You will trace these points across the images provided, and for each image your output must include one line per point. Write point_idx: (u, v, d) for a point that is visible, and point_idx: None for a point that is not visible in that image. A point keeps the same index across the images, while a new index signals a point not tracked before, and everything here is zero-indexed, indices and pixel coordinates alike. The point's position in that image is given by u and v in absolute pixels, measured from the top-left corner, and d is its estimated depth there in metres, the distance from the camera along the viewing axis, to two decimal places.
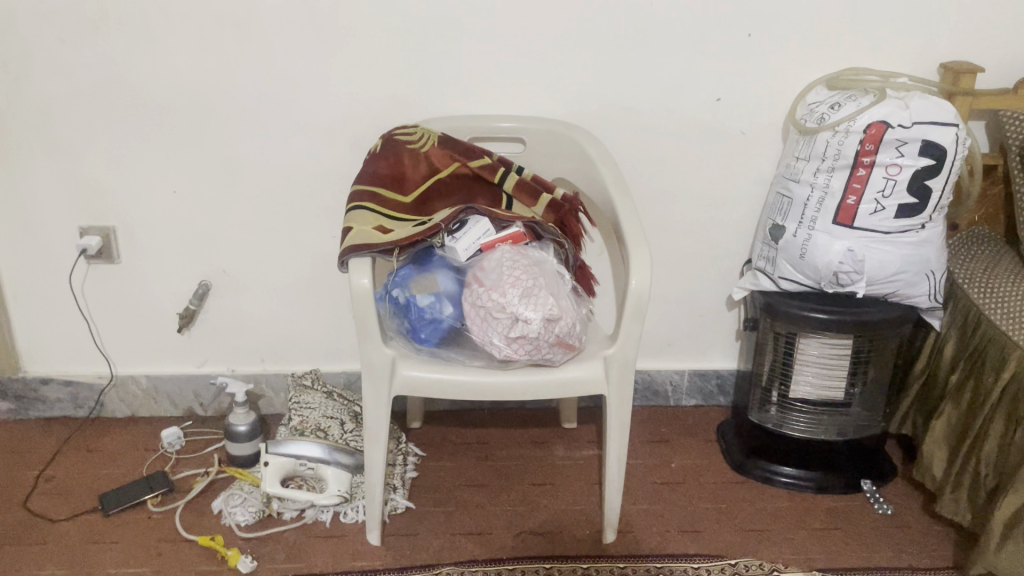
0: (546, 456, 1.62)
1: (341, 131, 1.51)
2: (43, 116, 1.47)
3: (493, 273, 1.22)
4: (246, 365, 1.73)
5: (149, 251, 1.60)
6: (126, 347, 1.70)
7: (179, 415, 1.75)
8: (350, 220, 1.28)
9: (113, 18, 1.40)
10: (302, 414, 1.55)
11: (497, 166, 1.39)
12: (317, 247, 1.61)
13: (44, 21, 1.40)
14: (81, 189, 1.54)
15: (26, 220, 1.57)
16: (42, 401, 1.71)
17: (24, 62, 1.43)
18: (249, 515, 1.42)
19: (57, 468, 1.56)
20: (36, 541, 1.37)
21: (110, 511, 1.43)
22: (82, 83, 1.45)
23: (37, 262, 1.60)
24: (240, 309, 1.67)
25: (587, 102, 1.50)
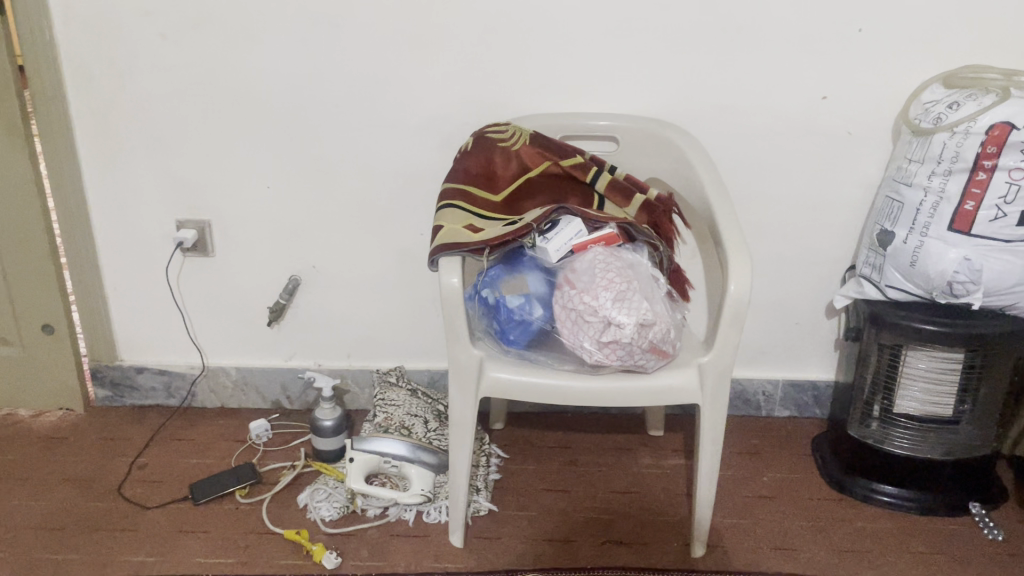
0: (632, 464, 1.58)
1: (433, 129, 1.50)
2: (143, 112, 1.51)
3: (585, 274, 1.19)
4: (333, 360, 1.74)
5: (241, 246, 1.63)
6: (218, 338, 1.73)
7: (266, 407, 1.77)
8: (441, 219, 1.27)
9: (212, 15, 1.42)
10: (386, 411, 1.55)
11: (590, 164, 1.35)
12: (405, 244, 1.61)
13: (148, 19, 1.43)
14: (178, 183, 1.58)
15: (126, 213, 1.61)
16: (137, 390, 1.76)
17: (128, 59, 1.46)
18: (334, 511, 1.43)
19: (150, 456, 1.60)
20: (129, 528, 1.41)
21: (200, 501, 1.46)
22: (182, 79, 1.48)
23: (135, 255, 1.65)
24: (328, 305, 1.68)
25: (684, 100, 1.45)
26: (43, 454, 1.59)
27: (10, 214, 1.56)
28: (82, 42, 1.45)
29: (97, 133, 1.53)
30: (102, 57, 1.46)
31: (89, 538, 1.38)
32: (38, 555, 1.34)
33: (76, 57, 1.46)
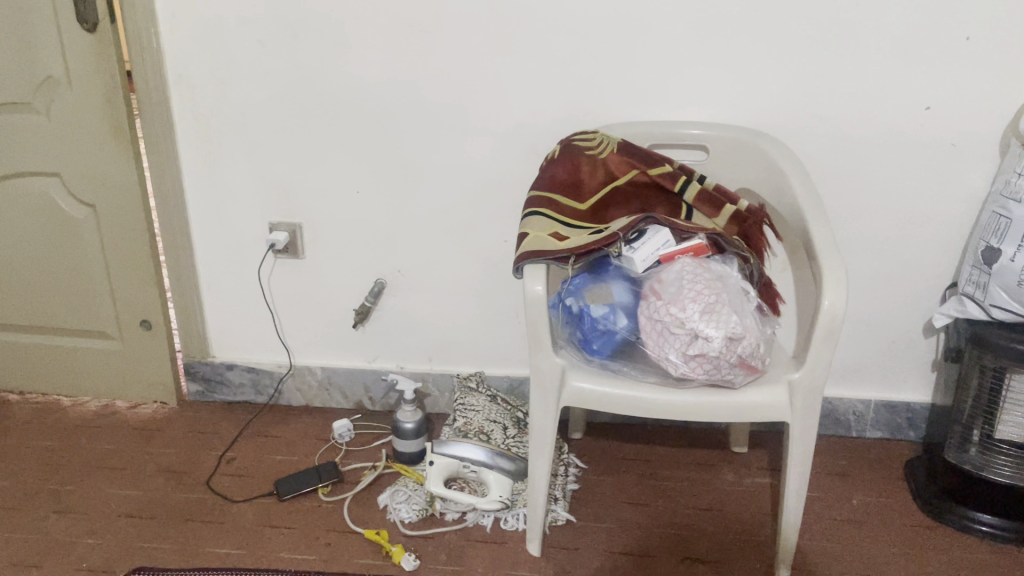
0: (715, 480, 1.54)
1: (520, 136, 1.50)
2: (241, 117, 1.56)
3: (672, 285, 1.17)
4: (415, 363, 1.76)
5: (330, 249, 1.66)
6: (305, 339, 1.77)
7: (349, 407, 1.81)
8: (527, 226, 1.28)
9: (310, 23, 1.46)
10: (466, 416, 1.56)
11: (678, 173, 1.33)
12: (489, 250, 1.62)
13: (249, 27, 1.48)
14: (272, 187, 1.62)
15: (222, 215, 1.66)
16: (227, 386, 1.81)
17: (229, 66, 1.52)
18: (413, 513, 1.44)
19: (238, 451, 1.65)
20: (217, 520, 1.45)
21: (284, 497, 1.50)
22: (279, 86, 1.52)
23: (229, 255, 1.70)
24: (412, 309, 1.70)
25: (778, 110, 1.42)
26: (139, 445, 1.66)
27: (115, 213, 1.63)
28: (187, 48, 1.51)
29: (197, 137, 1.59)
30: (204, 63, 1.52)
31: (179, 528, 1.43)
32: (132, 543, 1.40)
33: (180, 64, 1.52)
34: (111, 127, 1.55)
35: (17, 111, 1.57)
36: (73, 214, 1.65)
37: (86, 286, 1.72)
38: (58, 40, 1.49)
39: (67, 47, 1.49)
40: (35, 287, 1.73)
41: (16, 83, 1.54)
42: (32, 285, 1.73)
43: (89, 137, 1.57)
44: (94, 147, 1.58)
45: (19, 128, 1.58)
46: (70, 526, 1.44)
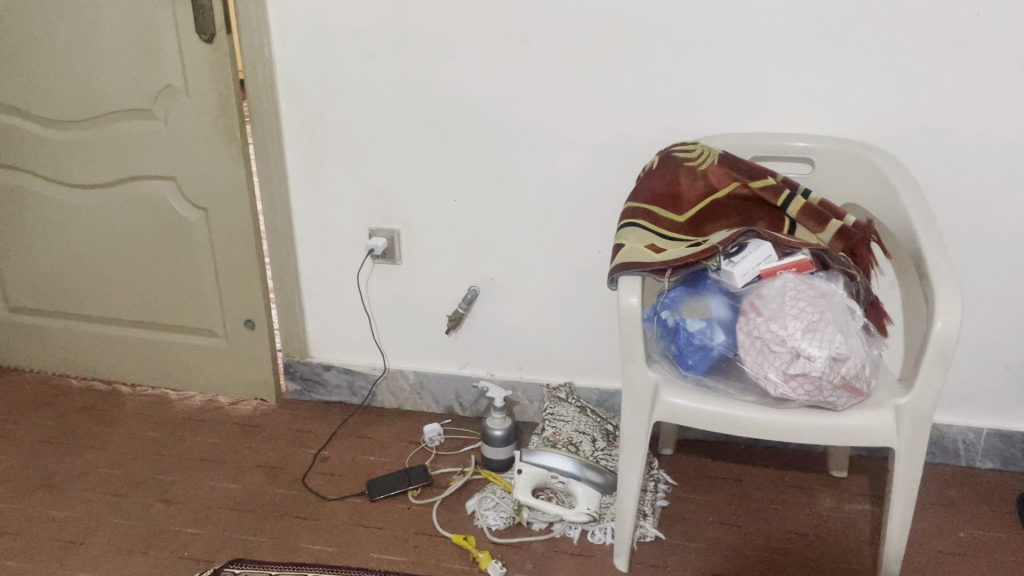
0: (811, 504, 1.49)
1: (618, 147, 1.50)
2: (345, 125, 1.61)
3: (773, 301, 1.14)
4: (505, 371, 1.77)
5: (426, 255, 1.69)
6: (399, 343, 1.80)
7: (440, 412, 1.83)
8: (623, 237, 1.28)
9: (414, 34, 1.49)
10: (555, 426, 1.56)
11: (782, 187, 1.29)
12: (583, 261, 1.61)
13: (356, 38, 1.52)
14: (373, 194, 1.66)
15: (324, 220, 1.71)
16: (323, 386, 1.86)
17: (335, 75, 1.56)
18: (500, 520, 1.45)
19: (333, 450, 1.69)
20: (311, 517, 1.49)
21: (375, 497, 1.53)
22: (382, 95, 1.56)
23: (329, 259, 1.75)
24: (504, 317, 1.71)
25: (889, 123, 1.37)
26: (239, 440, 1.72)
27: (224, 217, 1.70)
28: (297, 59, 1.57)
29: (303, 144, 1.65)
30: (312, 73, 1.57)
31: (275, 523, 1.47)
32: (231, 535, 1.45)
33: (290, 73, 1.58)
34: (223, 134, 1.62)
35: (138, 118, 1.66)
36: (186, 216, 1.73)
37: (196, 285, 1.79)
38: (177, 51, 1.57)
39: (185, 57, 1.57)
40: (148, 286, 1.82)
41: (138, 91, 1.63)
42: (146, 284, 1.82)
43: (203, 143, 1.64)
44: (207, 153, 1.65)
45: (140, 135, 1.66)
46: (174, 515, 1.50)
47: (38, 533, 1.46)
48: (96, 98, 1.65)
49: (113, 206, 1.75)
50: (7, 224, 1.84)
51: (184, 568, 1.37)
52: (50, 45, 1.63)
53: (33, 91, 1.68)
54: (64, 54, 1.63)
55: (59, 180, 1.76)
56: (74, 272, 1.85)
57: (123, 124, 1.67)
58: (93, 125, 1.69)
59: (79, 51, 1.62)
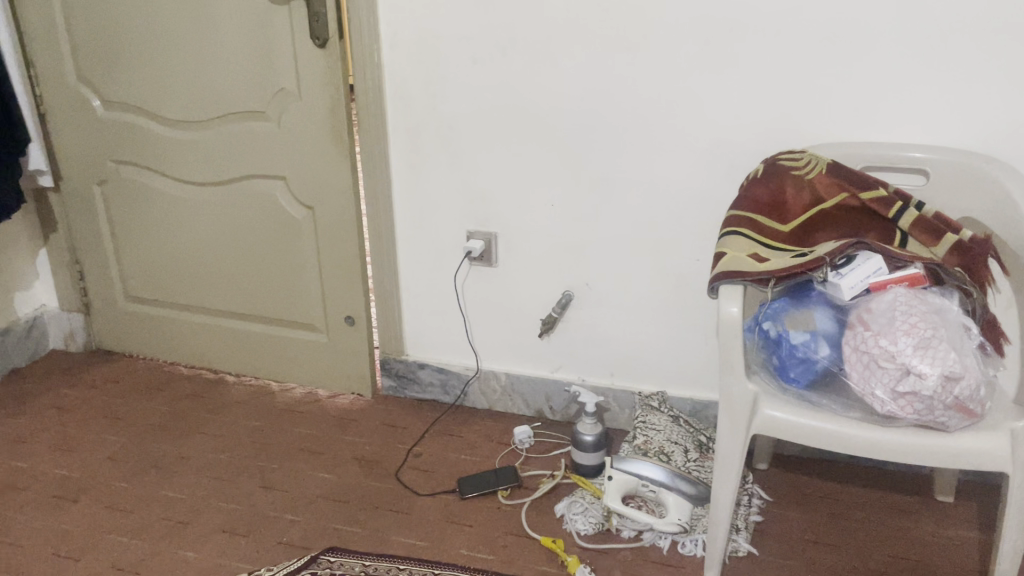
0: (914, 528, 1.44)
1: (721, 154, 1.48)
2: (449, 129, 1.64)
3: (883, 316, 1.11)
4: (597, 377, 1.76)
5: (522, 259, 1.71)
6: (493, 345, 1.82)
7: (530, 415, 1.84)
8: (725, 245, 1.26)
9: (519, 40, 1.52)
10: (646, 435, 1.54)
11: (893, 198, 1.25)
12: (681, 269, 1.59)
13: (463, 44, 1.56)
14: (472, 197, 1.69)
15: (424, 221, 1.75)
16: (417, 383, 1.90)
17: (441, 80, 1.60)
18: (589, 526, 1.45)
19: (425, 447, 1.73)
20: (403, 511, 1.52)
21: (466, 495, 1.55)
22: (486, 100, 1.59)
23: (428, 260, 1.78)
24: (598, 323, 1.71)
25: (1012, 134, 1.31)
26: (337, 432, 1.78)
27: (329, 216, 1.76)
28: (405, 64, 1.61)
29: (407, 147, 1.69)
30: (419, 77, 1.61)
31: (370, 514, 1.51)
32: (327, 524, 1.49)
33: (398, 78, 1.63)
34: (332, 136, 1.68)
35: (253, 120, 1.73)
36: (294, 214, 1.80)
37: (301, 281, 1.86)
38: (292, 56, 1.64)
39: (299, 62, 1.63)
40: (256, 280, 1.90)
41: (255, 94, 1.70)
42: (254, 278, 1.90)
43: (312, 144, 1.70)
44: (316, 154, 1.71)
45: (255, 135, 1.74)
46: (274, 501, 1.56)
47: (149, 511, 1.54)
48: (216, 100, 1.73)
49: (227, 204, 1.84)
50: (130, 218, 1.95)
51: (282, 553, 1.42)
52: (174, 49, 1.72)
53: (157, 92, 1.78)
54: (186, 58, 1.72)
55: (178, 177, 1.85)
56: (188, 265, 1.95)
57: (239, 124, 1.75)
58: (211, 126, 1.77)
59: (200, 54, 1.70)
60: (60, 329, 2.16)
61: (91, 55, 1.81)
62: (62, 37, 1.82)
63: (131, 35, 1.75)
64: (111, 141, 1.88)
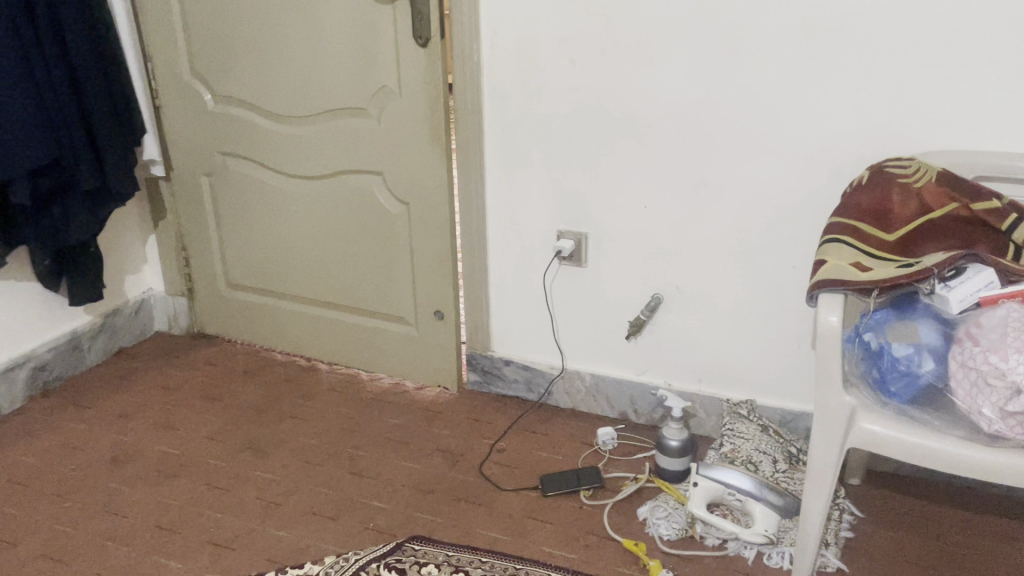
0: (1016, 555, 1.38)
1: (823, 160, 1.44)
2: (545, 128, 1.65)
3: (993, 331, 1.07)
4: (684, 382, 1.74)
5: (613, 260, 1.70)
6: (579, 345, 1.82)
7: (614, 417, 1.83)
8: (826, 253, 1.24)
9: (620, 41, 1.51)
10: (734, 442, 1.52)
11: (1007, 211, 1.21)
12: (776, 275, 1.56)
13: (562, 44, 1.56)
14: (565, 196, 1.69)
15: (516, 219, 1.76)
16: (502, 379, 1.92)
17: (539, 80, 1.61)
18: (673, 531, 1.44)
19: (508, 442, 1.74)
20: (486, 504, 1.54)
21: (548, 493, 1.56)
22: (583, 100, 1.59)
23: (518, 258, 1.80)
24: (687, 328, 1.69)
25: None
26: (423, 424, 1.81)
27: (423, 211, 1.79)
28: (504, 63, 1.63)
29: (502, 145, 1.70)
30: (517, 77, 1.63)
31: (453, 506, 1.54)
32: (413, 512, 1.53)
33: (496, 77, 1.65)
34: (430, 133, 1.71)
35: (354, 116, 1.78)
36: (391, 209, 1.84)
37: (393, 274, 1.90)
38: (395, 54, 1.68)
39: (401, 60, 1.67)
40: (351, 272, 1.95)
41: (358, 91, 1.75)
42: (349, 270, 1.95)
43: (410, 141, 1.74)
44: (413, 150, 1.75)
45: (355, 131, 1.79)
46: (362, 487, 1.60)
47: (244, 489, 1.60)
48: (319, 95, 1.79)
49: (325, 197, 1.89)
50: (234, 208, 2.03)
51: (369, 538, 1.46)
52: (282, 47, 1.79)
53: (265, 88, 1.85)
54: (294, 56, 1.78)
55: (281, 170, 1.92)
56: (287, 255, 2.02)
57: (341, 120, 1.80)
58: (314, 121, 1.83)
59: (307, 52, 1.76)
60: (165, 311, 2.27)
61: (205, 51, 1.89)
62: (179, 33, 1.91)
63: (242, 32, 1.82)
64: (220, 133, 1.96)
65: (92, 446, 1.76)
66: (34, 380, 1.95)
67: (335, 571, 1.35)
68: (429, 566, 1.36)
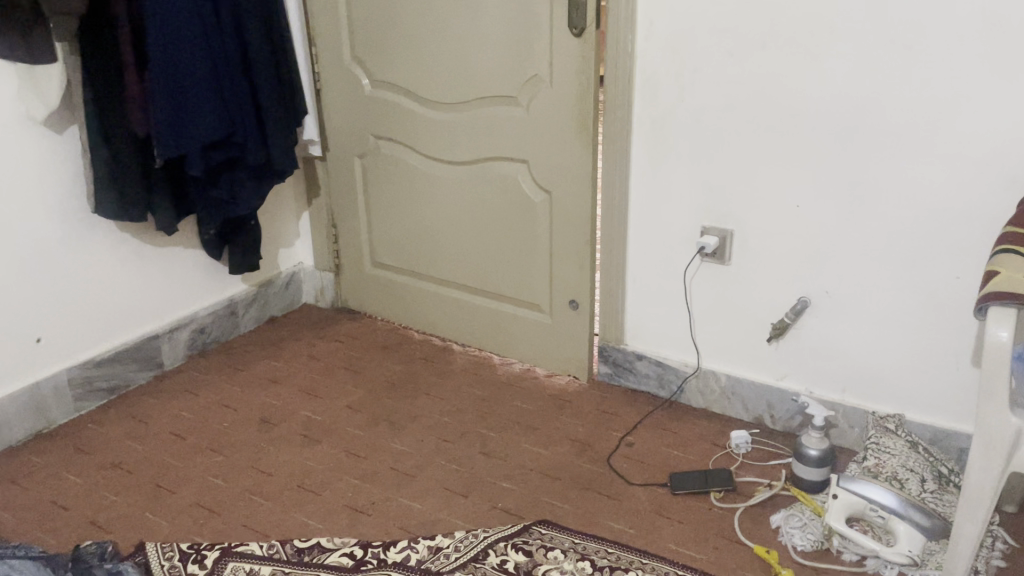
0: None
1: (999, 165, 1.35)
2: (695, 122, 1.62)
3: None
4: (827, 391, 1.67)
5: (758, 259, 1.66)
6: (716, 343, 1.78)
7: (749, 421, 1.78)
8: (998, 264, 1.16)
9: (782, 35, 1.47)
10: (878, 457, 1.46)
11: None
12: (936, 285, 1.48)
13: (720, 37, 1.53)
14: (712, 192, 1.66)
15: (659, 213, 1.74)
16: (633, 373, 1.90)
17: (694, 73, 1.59)
18: (807, 542, 1.39)
19: (637, 437, 1.73)
20: (614, 496, 1.54)
21: (678, 491, 1.54)
22: (738, 95, 1.56)
23: (659, 252, 1.78)
24: (834, 334, 1.62)
25: None
26: (553, 411, 1.83)
27: (566, 200, 1.80)
28: (658, 55, 1.61)
29: (649, 137, 1.69)
30: (671, 69, 1.61)
31: (580, 494, 1.55)
32: (540, 497, 1.55)
33: (649, 68, 1.63)
34: (578, 123, 1.72)
35: (505, 104, 1.81)
36: (534, 197, 1.86)
37: (532, 261, 1.92)
38: (549, 43, 1.69)
39: (555, 49, 1.68)
40: (491, 257, 1.99)
41: (510, 79, 1.78)
42: (489, 255, 1.99)
43: (558, 131, 1.75)
44: (560, 139, 1.76)
45: (505, 119, 1.82)
46: (491, 468, 1.63)
47: (380, 460, 1.66)
48: (472, 82, 1.83)
49: (471, 182, 1.94)
50: (384, 189, 2.11)
51: (497, 518, 1.49)
52: (440, 34, 1.83)
53: (419, 74, 1.91)
54: (451, 44, 1.82)
55: (430, 154, 1.98)
56: (431, 238, 2.08)
57: (492, 108, 1.83)
58: (465, 108, 1.87)
59: (463, 40, 1.80)
60: (313, 285, 2.38)
61: (367, 37, 1.96)
62: (343, 20, 1.99)
63: (402, 19, 1.88)
64: (375, 117, 2.04)
65: (243, 407, 1.87)
66: (195, 341, 2.10)
67: (463, 546, 1.41)
68: (555, 551, 1.39)
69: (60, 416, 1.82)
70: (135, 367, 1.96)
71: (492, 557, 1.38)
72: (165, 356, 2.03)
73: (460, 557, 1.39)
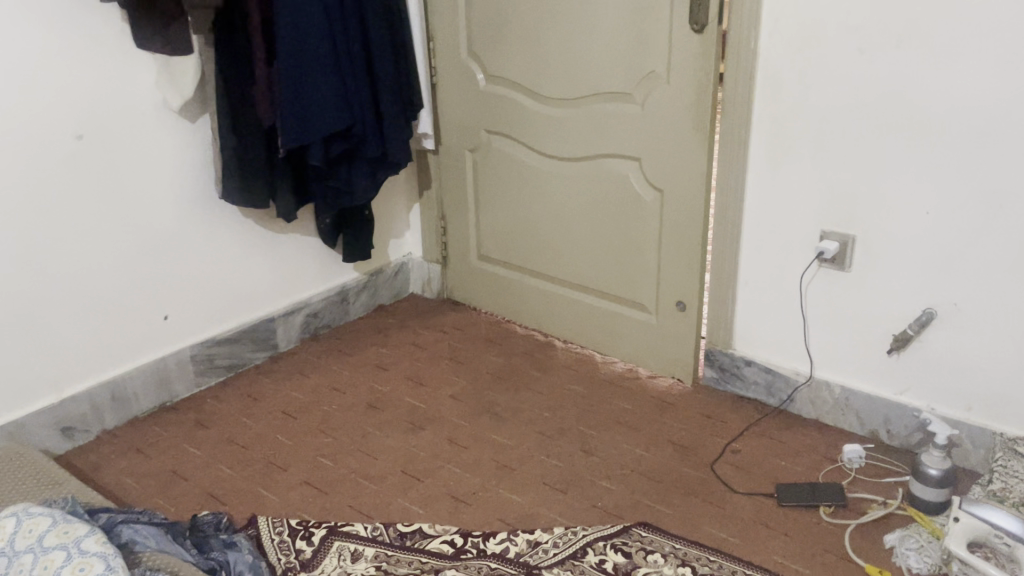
0: None
1: None
2: (820, 122, 1.57)
3: None
4: (950, 409, 1.58)
5: (881, 267, 1.58)
6: (831, 353, 1.71)
7: (863, 435, 1.71)
8: None
9: (920, 32, 1.40)
10: (1005, 481, 1.44)
11: None
12: None
13: (851, 34, 1.48)
14: (834, 195, 1.60)
15: (775, 216, 1.69)
16: (741, 379, 1.86)
17: (821, 71, 1.53)
18: (924, 565, 1.33)
19: (743, 444, 1.69)
20: (716, 503, 1.51)
21: (784, 503, 1.49)
22: (868, 94, 1.49)
23: (773, 256, 1.73)
24: (962, 349, 1.54)
25: None
26: (655, 413, 1.80)
27: (679, 199, 1.77)
28: (783, 52, 1.57)
29: (769, 137, 1.64)
30: (796, 67, 1.56)
31: (681, 499, 1.52)
32: (640, 498, 1.53)
33: (772, 66, 1.59)
34: (695, 121, 1.68)
35: (620, 100, 1.79)
36: (645, 196, 1.83)
37: (641, 260, 1.90)
38: (669, 39, 1.66)
39: (675, 45, 1.66)
40: (598, 255, 1.97)
41: (626, 74, 1.76)
42: (597, 253, 1.97)
43: (674, 128, 1.72)
44: (675, 137, 1.73)
45: (620, 115, 1.80)
46: (591, 466, 1.62)
47: (482, 451, 1.68)
48: (588, 78, 1.82)
49: (582, 179, 1.93)
50: (494, 184, 2.13)
51: (597, 516, 1.48)
52: (558, 29, 1.83)
53: (535, 70, 1.91)
54: (568, 39, 1.82)
55: (541, 150, 1.98)
56: (539, 234, 2.08)
57: (607, 104, 1.82)
58: (579, 104, 1.86)
59: (581, 34, 1.79)
60: (420, 275, 2.42)
61: (485, 32, 1.98)
62: (462, 15, 2.02)
63: (521, 14, 1.89)
64: (489, 112, 2.05)
65: (351, 391, 1.93)
66: (307, 325, 2.17)
67: (562, 543, 1.41)
68: (654, 554, 1.37)
69: (183, 390, 1.92)
70: (251, 347, 2.04)
71: (591, 556, 1.38)
72: (279, 338, 2.10)
73: (559, 553, 1.39)
